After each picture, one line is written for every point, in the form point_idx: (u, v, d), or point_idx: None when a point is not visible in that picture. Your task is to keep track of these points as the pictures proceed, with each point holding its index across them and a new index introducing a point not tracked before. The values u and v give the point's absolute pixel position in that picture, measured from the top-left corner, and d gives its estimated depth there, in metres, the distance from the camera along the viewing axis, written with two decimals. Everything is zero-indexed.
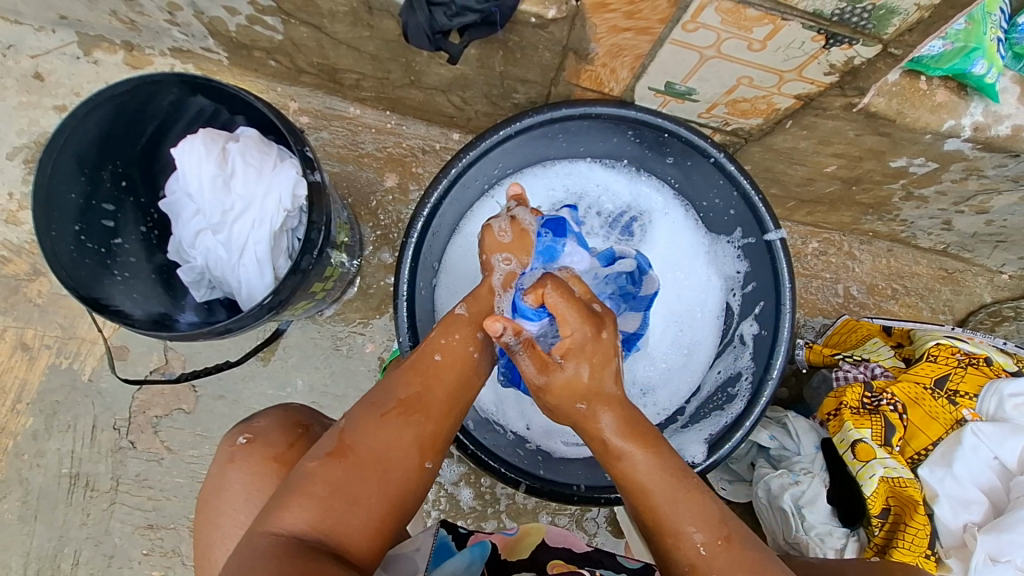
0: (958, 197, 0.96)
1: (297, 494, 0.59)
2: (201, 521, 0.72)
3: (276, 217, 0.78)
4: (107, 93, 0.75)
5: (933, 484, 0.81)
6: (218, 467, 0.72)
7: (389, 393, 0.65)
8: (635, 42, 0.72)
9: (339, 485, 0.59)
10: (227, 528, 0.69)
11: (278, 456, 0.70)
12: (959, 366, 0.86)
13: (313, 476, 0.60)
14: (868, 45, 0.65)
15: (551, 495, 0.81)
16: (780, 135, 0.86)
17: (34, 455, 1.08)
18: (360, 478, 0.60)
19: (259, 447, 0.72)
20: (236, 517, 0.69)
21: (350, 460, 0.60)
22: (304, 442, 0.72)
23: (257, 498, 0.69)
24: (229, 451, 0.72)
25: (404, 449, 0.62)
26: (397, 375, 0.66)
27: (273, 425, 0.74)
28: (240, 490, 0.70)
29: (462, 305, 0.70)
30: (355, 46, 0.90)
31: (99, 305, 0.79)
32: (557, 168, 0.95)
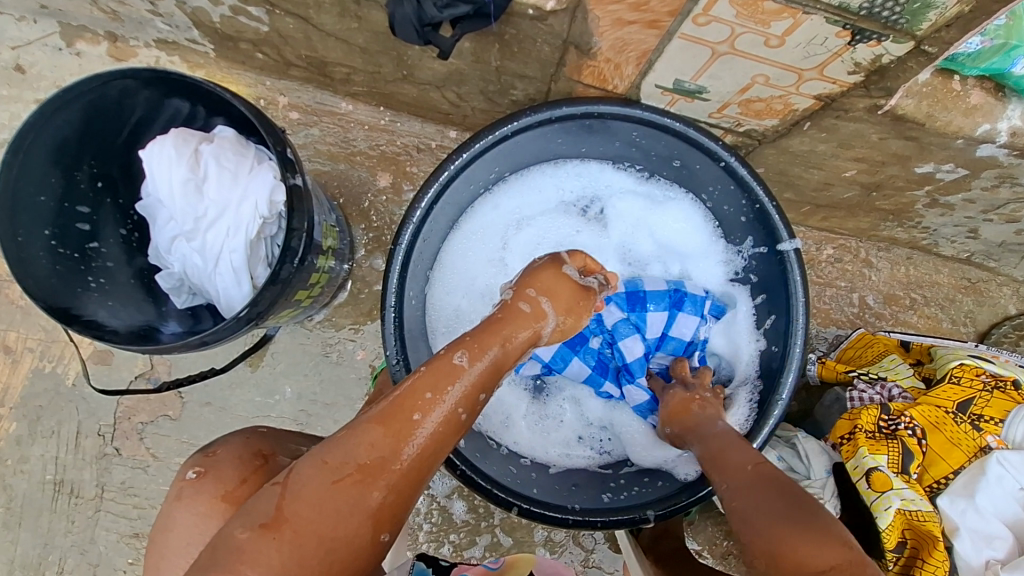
0: (987, 205, 0.90)
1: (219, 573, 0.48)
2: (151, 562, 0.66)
3: (252, 223, 0.74)
4: (75, 89, 0.70)
5: (954, 517, 0.75)
6: (167, 502, 0.66)
7: (348, 452, 0.54)
8: (642, 35, 0.67)
9: (272, 567, 0.49)
10: (173, 568, 0.63)
11: (226, 495, 0.63)
12: (984, 390, 0.80)
13: (242, 552, 0.49)
14: (898, 42, 0.59)
15: (544, 517, 0.76)
16: (797, 137, 0.80)
17: (18, 460, 1.05)
18: (298, 562, 0.50)
19: (209, 483, 0.64)
20: (180, 561, 0.63)
21: (287, 537, 0.50)
22: (260, 479, 0.64)
23: (202, 546, 0.62)
24: (178, 487, 0.65)
25: (352, 524, 0.52)
26: (360, 431, 0.54)
27: (229, 455, 0.66)
28: (185, 533, 0.63)
29: (463, 355, 0.61)
30: (344, 38, 0.85)
31: (70, 315, 0.75)
32: (563, 169, 0.89)
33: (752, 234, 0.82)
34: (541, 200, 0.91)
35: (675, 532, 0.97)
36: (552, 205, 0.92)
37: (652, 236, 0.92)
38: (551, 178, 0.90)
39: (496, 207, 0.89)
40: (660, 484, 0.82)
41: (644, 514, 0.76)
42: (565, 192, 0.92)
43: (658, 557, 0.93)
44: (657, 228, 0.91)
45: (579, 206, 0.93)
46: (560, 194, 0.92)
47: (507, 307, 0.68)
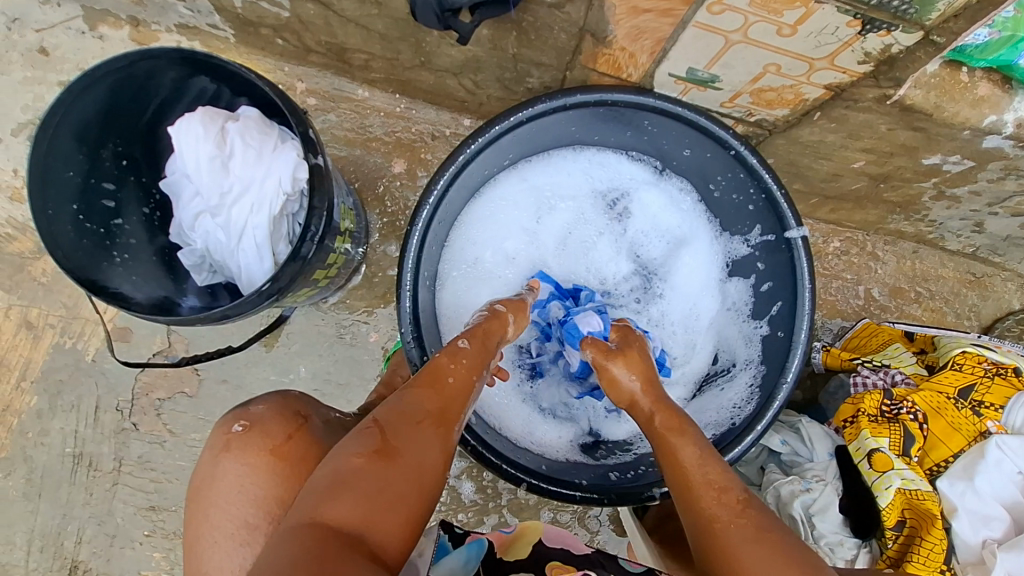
0: (993, 197, 0.91)
1: (341, 488, 0.54)
2: (191, 511, 0.67)
3: (275, 200, 0.76)
4: (104, 68, 0.72)
5: (953, 498, 0.76)
6: (210, 455, 0.68)
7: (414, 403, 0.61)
8: (657, 24, 0.68)
9: (383, 482, 0.55)
10: (218, 518, 0.65)
11: (274, 449, 0.66)
12: (985, 376, 0.82)
13: (356, 473, 0.55)
14: (907, 32, 0.60)
15: (552, 494, 0.78)
16: (807, 128, 0.82)
17: (39, 433, 1.08)
18: (404, 480, 0.56)
19: (257, 436, 0.67)
20: (227, 511, 0.65)
21: (394, 459, 0.57)
22: (304, 434, 0.68)
23: (250, 493, 0.65)
24: (224, 438, 0.67)
25: (439, 451, 0.60)
26: (420, 384, 0.63)
27: (271, 413, 0.69)
28: (233, 481, 0.65)
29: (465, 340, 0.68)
30: (364, 24, 0.87)
31: (97, 287, 0.77)
32: (590, 157, 0.92)
33: (761, 223, 0.84)
34: (570, 187, 0.94)
35: None
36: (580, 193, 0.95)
37: (661, 230, 0.95)
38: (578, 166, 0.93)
39: (518, 192, 0.92)
40: None
41: (651, 492, 0.78)
42: (594, 181, 0.94)
43: (663, 538, 0.94)
44: (661, 220, 0.95)
45: (607, 198, 0.95)
46: (591, 184, 0.94)
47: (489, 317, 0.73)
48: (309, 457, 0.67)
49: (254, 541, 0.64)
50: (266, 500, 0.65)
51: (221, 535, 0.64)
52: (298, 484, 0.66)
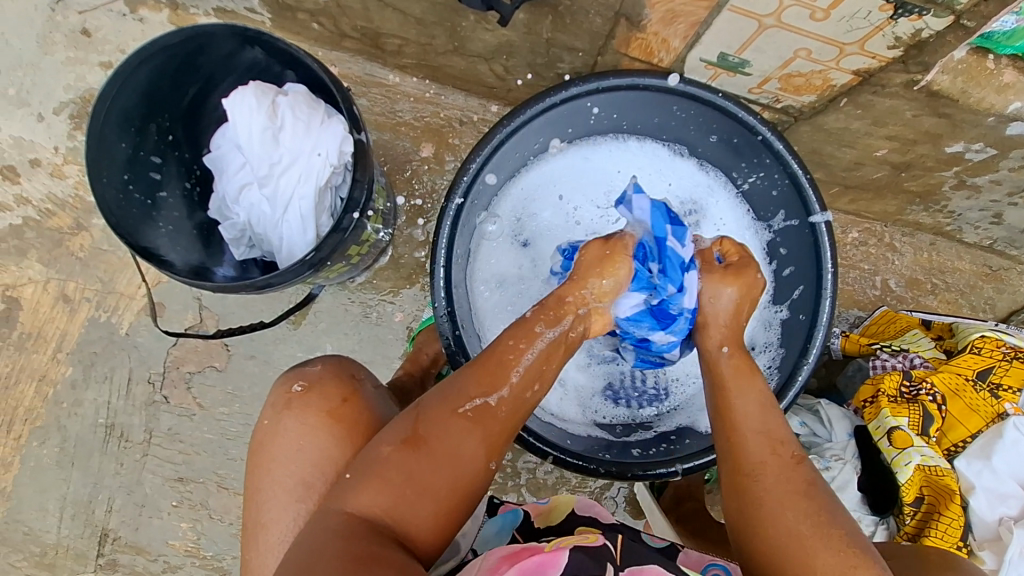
0: (1012, 187, 0.93)
1: (373, 477, 0.60)
2: (253, 463, 0.69)
3: (322, 172, 0.79)
4: (159, 43, 0.75)
5: (970, 476, 0.79)
6: (271, 412, 0.70)
7: (461, 389, 0.63)
8: (692, 8, 0.71)
9: (412, 475, 0.60)
10: (278, 474, 0.67)
11: (330, 411, 0.69)
12: (1004, 360, 0.83)
13: (389, 462, 0.60)
14: (938, 16, 0.62)
15: (578, 468, 0.80)
16: (833, 114, 0.84)
17: (72, 403, 1.11)
18: (432, 473, 0.60)
19: (314, 398, 0.70)
20: (286, 468, 0.67)
21: (423, 452, 0.60)
22: (358, 399, 0.71)
23: (307, 452, 0.67)
24: (284, 397, 0.70)
25: (472, 447, 0.61)
26: (465, 372, 0.65)
27: (328, 374, 0.72)
28: (293, 439, 0.68)
29: (544, 325, 0.67)
30: (401, 8, 0.90)
31: (147, 253, 0.80)
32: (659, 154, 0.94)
33: (786, 208, 0.86)
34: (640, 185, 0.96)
35: (696, 494, 1.01)
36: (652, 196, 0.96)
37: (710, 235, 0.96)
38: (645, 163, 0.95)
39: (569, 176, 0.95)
40: (687, 443, 0.87)
41: (673, 468, 0.81)
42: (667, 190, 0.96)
43: (680, 517, 0.98)
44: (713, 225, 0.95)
45: (680, 207, 0.96)
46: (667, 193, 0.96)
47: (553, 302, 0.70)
48: (362, 421, 0.70)
49: (309, 498, 0.66)
50: (323, 460, 0.67)
51: (280, 491, 0.66)
52: (352, 447, 0.68)
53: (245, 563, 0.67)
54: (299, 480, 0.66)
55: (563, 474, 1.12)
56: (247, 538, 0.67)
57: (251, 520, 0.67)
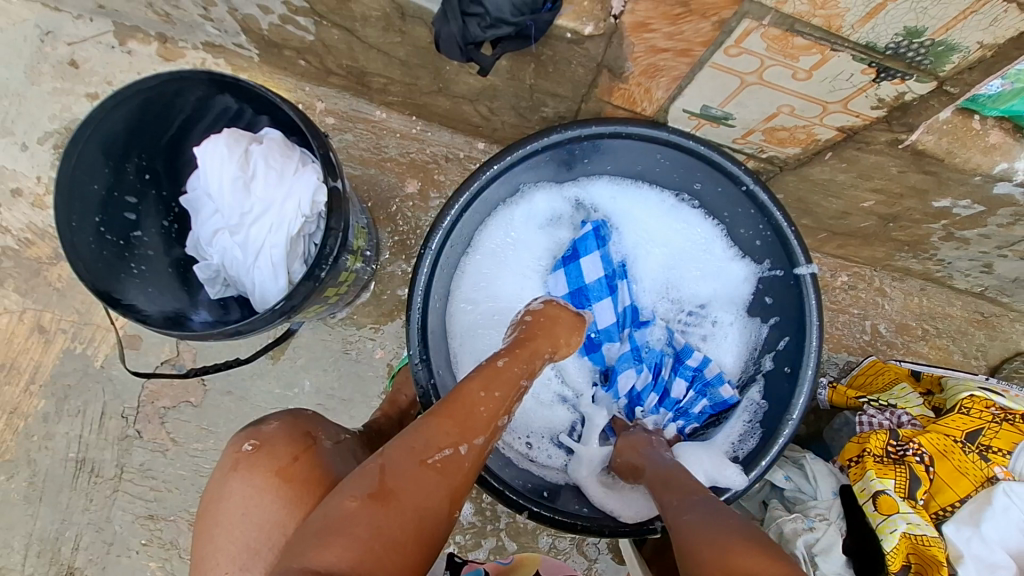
0: (1002, 241, 0.91)
1: (337, 533, 0.53)
2: (200, 527, 0.66)
3: (294, 221, 0.77)
4: (135, 87, 0.74)
5: (959, 545, 0.75)
6: (220, 474, 0.66)
7: (431, 438, 0.61)
8: (674, 63, 0.70)
9: (380, 531, 0.54)
10: (224, 540, 0.63)
11: (280, 470, 0.65)
12: (993, 422, 0.80)
13: (355, 517, 0.55)
14: (922, 81, 0.61)
15: (553, 522, 0.77)
16: (818, 166, 0.83)
17: (44, 437, 1.08)
18: (399, 528, 0.55)
19: (263, 458, 0.66)
20: (231, 532, 0.63)
21: (392, 506, 0.56)
22: (310, 456, 0.67)
23: (253, 515, 0.63)
24: (233, 458, 0.66)
25: (439, 500, 0.59)
26: (433, 421, 0.62)
27: (282, 433, 0.69)
28: (238, 503, 0.64)
29: (506, 360, 0.69)
30: (385, 50, 0.89)
31: (112, 299, 0.78)
32: (671, 229, 0.93)
33: (771, 257, 0.85)
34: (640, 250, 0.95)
35: None
36: (656, 277, 0.96)
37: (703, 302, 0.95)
38: (661, 233, 0.94)
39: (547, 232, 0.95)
40: None
41: (652, 525, 0.77)
42: (667, 279, 0.96)
43: (661, 567, 0.95)
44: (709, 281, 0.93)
45: (685, 300, 0.95)
46: (669, 287, 0.96)
47: (511, 355, 0.70)
48: (314, 478, 0.65)
49: (254, 566, 0.62)
50: (269, 524, 0.62)
51: (224, 559, 0.62)
52: (301, 510, 0.63)
53: None
54: (242, 545, 0.62)
55: None
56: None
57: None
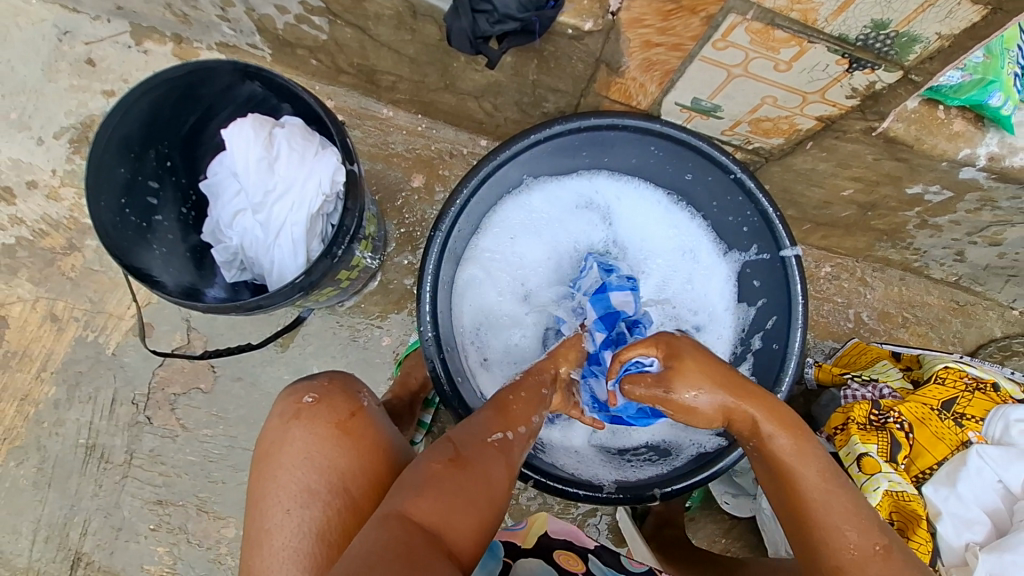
0: (971, 227, 0.97)
1: (425, 489, 0.61)
2: (256, 472, 0.67)
3: (315, 200, 0.83)
4: (165, 76, 0.79)
5: (938, 503, 0.80)
6: (279, 422, 0.68)
7: (488, 423, 0.69)
8: (666, 57, 0.76)
9: (460, 491, 0.62)
10: (286, 478, 0.64)
11: (340, 423, 0.68)
12: (966, 390, 0.86)
13: (437, 478, 0.62)
14: (889, 71, 0.67)
15: (561, 492, 0.82)
16: (800, 156, 0.89)
17: (54, 423, 1.10)
18: (476, 491, 0.63)
19: (324, 410, 0.69)
20: (294, 475, 0.64)
21: (468, 471, 0.64)
22: (365, 415, 0.70)
23: (315, 460, 0.65)
24: (295, 407, 0.68)
25: (505, 471, 0.67)
26: (488, 408, 0.71)
27: (338, 390, 0.72)
28: (301, 448, 0.66)
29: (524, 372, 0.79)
30: (395, 48, 0.95)
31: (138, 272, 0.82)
32: (670, 234, 1.00)
33: (758, 242, 0.91)
34: (643, 251, 1.01)
35: (676, 519, 1.02)
36: (656, 285, 1.00)
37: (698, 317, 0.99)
38: (660, 235, 1.00)
39: (558, 219, 1.00)
40: (665, 467, 0.88)
41: (652, 492, 0.83)
42: (663, 291, 1.00)
43: (662, 542, 0.99)
44: (704, 291, 0.99)
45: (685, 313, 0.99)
46: (665, 301, 1.00)
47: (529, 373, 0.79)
48: (372, 434, 0.69)
49: (315, 505, 0.63)
50: (332, 469, 0.65)
51: (286, 497, 0.64)
52: (362, 460, 0.67)
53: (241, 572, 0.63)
54: (304, 489, 0.64)
55: (547, 501, 1.12)
56: (250, 546, 0.63)
57: (252, 528, 0.63)
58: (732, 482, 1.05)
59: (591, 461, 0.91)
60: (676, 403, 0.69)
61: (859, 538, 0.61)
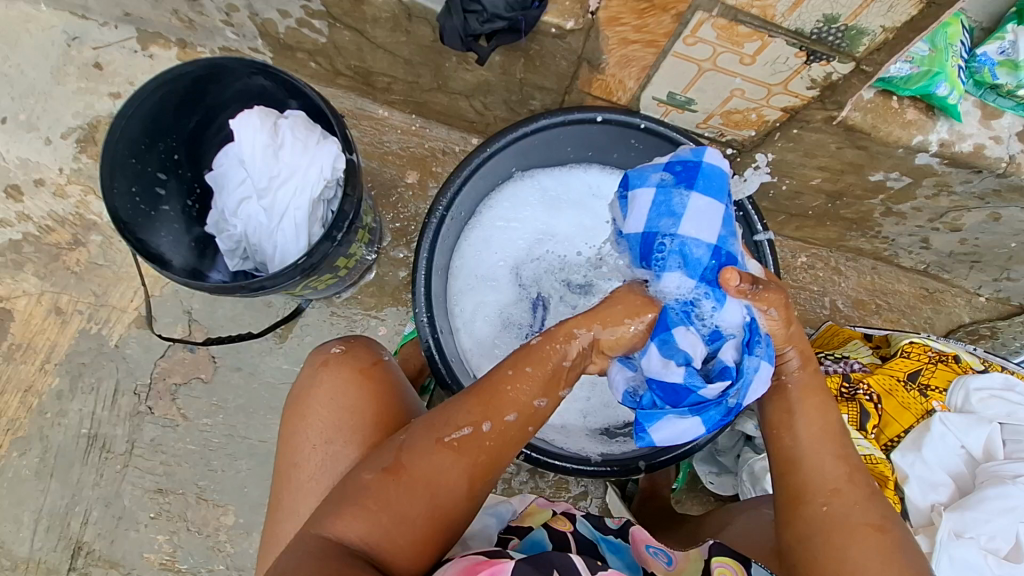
0: (932, 213, 1.03)
1: (352, 502, 0.63)
2: (289, 414, 0.77)
3: (316, 185, 0.88)
4: (177, 70, 0.84)
5: (904, 467, 0.85)
6: (310, 368, 0.78)
7: (451, 419, 0.66)
8: (642, 53, 0.82)
9: (390, 504, 0.63)
10: (314, 416, 0.74)
11: (362, 369, 0.77)
12: (930, 362, 0.91)
13: (370, 488, 0.64)
14: (843, 62, 0.74)
15: (549, 465, 0.85)
16: (770, 147, 0.95)
17: (57, 413, 1.13)
18: (411, 502, 0.63)
19: (350, 359, 0.78)
20: (321, 412, 0.74)
21: (403, 481, 0.63)
22: (384, 366, 0.79)
23: (341, 401, 0.74)
24: (323, 356, 0.78)
25: (456, 478, 0.64)
26: (459, 401, 0.67)
27: (362, 345, 0.80)
28: (327, 391, 0.75)
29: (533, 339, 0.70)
30: (391, 50, 1.01)
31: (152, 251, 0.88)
32: None
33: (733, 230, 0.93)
34: None
35: (661, 494, 1.07)
36: None
37: None
38: None
39: (555, 208, 1.05)
40: None
41: (636, 464, 0.86)
42: None
43: (644, 515, 1.04)
44: None
45: None
46: None
47: (535, 349, 0.68)
48: (390, 383, 0.77)
49: (338, 441, 0.73)
50: (356, 409, 0.74)
51: (314, 434, 0.73)
52: (376, 406, 0.75)
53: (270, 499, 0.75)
54: (320, 439, 0.73)
55: (538, 484, 1.16)
56: (282, 475, 0.74)
57: (284, 462, 0.74)
58: (715, 461, 1.09)
59: (578, 436, 0.96)
60: (777, 314, 0.68)
61: (833, 484, 0.67)
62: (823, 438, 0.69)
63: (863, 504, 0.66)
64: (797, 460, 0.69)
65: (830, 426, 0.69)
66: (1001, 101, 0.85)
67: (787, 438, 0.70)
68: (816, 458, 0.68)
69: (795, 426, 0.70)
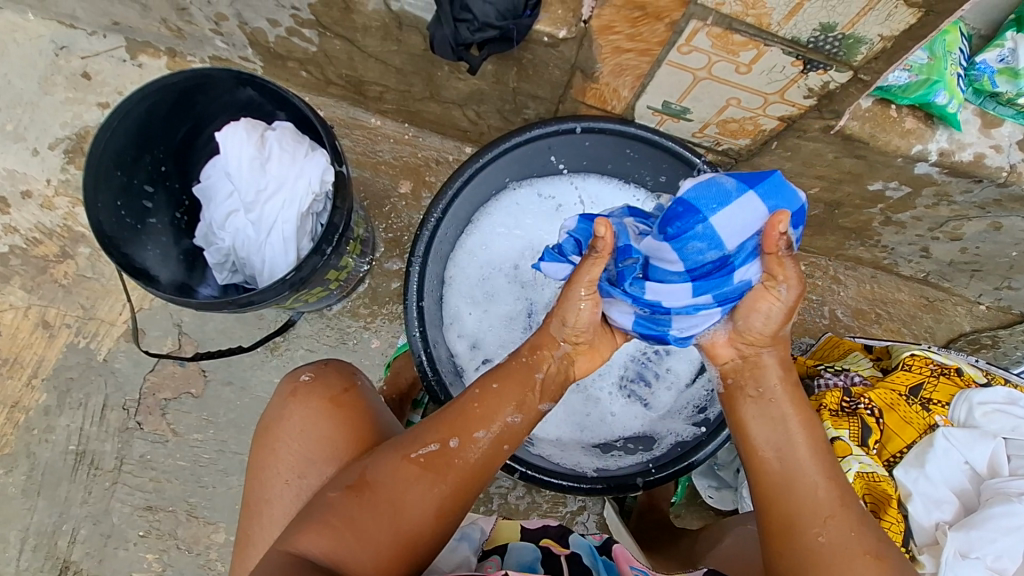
0: (932, 222, 1.02)
1: (315, 519, 0.63)
2: (259, 445, 0.75)
3: (305, 198, 0.87)
4: (165, 82, 0.83)
5: (908, 484, 0.83)
6: (279, 398, 0.76)
7: (419, 440, 0.68)
8: (637, 62, 0.81)
9: (353, 519, 0.63)
10: (284, 450, 0.73)
11: (333, 398, 0.75)
12: (932, 376, 0.89)
13: (333, 506, 0.64)
14: (840, 71, 0.72)
15: (544, 483, 0.83)
16: (766, 157, 0.94)
17: (44, 430, 1.11)
18: (374, 518, 0.63)
19: (319, 387, 0.75)
20: (291, 446, 0.73)
21: (367, 497, 0.64)
22: (357, 391, 0.76)
23: (312, 432, 0.73)
24: (292, 385, 0.76)
25: (422, 494, 0.65)
26: (426, 422, 0.70)
27: (333, 369, 0.78)
28: (297, 422, 0.73)
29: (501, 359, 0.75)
30: (382, 59, 0.99)
31: (138, 267, 0.86)
32: None
33: None
34: None
35: (661, 506, 1.05)
36: None
37: None
38: None
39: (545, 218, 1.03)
40: (646, 458, 0.90)
41: (633, 480, 0.84)
42: None
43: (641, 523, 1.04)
44: None
45: None
46: None
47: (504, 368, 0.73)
48: (363, 409, 0.75)
49: (312, 477, 0.71)
50: (328, 439, 0.72)
51: (285, 468, 0.72)
52: (348, 432, 0.73)
53: (240, 533, 0.74)
54: (295, 468, 0.72)
55: (535, 499, 1.14)
56: (252, 512, 0.73)
57: (254, 496, 0.73)
58: (715, 476, 1.07)
59: (573, 450, 0.94)
60: (784, 298, 0.68)
61: (826, 514, 0.65)
62: (811, 459, 0.68)
63: (858, 531, 0.64)
64: (788, 487, 0.67)
65: (820, 450, 0.68)
66: (1001, 109, 0.84)
67: (768, 461, 0.69)
68: (803, 485, 0.67)
69: (775, 438, 0.69)
